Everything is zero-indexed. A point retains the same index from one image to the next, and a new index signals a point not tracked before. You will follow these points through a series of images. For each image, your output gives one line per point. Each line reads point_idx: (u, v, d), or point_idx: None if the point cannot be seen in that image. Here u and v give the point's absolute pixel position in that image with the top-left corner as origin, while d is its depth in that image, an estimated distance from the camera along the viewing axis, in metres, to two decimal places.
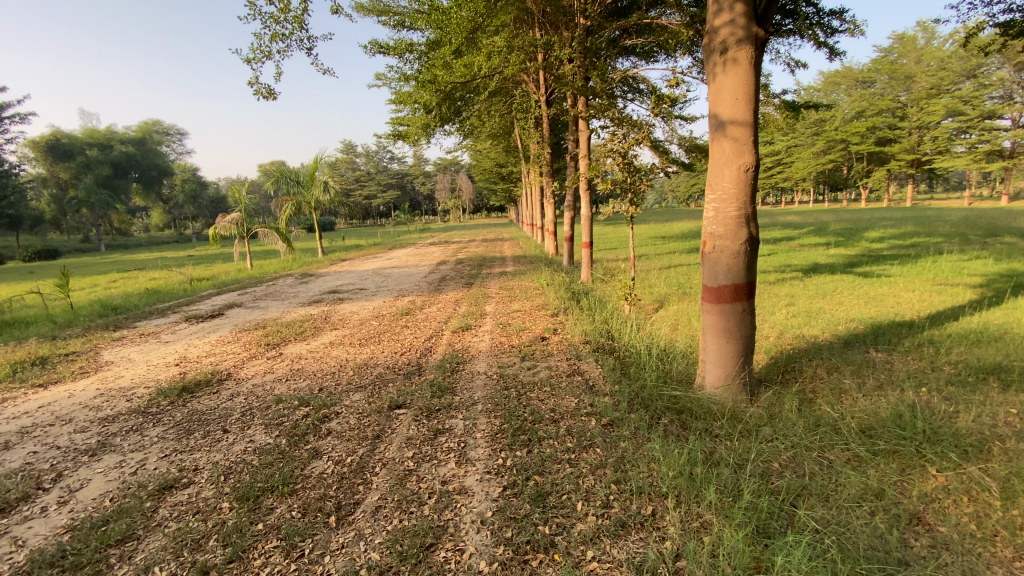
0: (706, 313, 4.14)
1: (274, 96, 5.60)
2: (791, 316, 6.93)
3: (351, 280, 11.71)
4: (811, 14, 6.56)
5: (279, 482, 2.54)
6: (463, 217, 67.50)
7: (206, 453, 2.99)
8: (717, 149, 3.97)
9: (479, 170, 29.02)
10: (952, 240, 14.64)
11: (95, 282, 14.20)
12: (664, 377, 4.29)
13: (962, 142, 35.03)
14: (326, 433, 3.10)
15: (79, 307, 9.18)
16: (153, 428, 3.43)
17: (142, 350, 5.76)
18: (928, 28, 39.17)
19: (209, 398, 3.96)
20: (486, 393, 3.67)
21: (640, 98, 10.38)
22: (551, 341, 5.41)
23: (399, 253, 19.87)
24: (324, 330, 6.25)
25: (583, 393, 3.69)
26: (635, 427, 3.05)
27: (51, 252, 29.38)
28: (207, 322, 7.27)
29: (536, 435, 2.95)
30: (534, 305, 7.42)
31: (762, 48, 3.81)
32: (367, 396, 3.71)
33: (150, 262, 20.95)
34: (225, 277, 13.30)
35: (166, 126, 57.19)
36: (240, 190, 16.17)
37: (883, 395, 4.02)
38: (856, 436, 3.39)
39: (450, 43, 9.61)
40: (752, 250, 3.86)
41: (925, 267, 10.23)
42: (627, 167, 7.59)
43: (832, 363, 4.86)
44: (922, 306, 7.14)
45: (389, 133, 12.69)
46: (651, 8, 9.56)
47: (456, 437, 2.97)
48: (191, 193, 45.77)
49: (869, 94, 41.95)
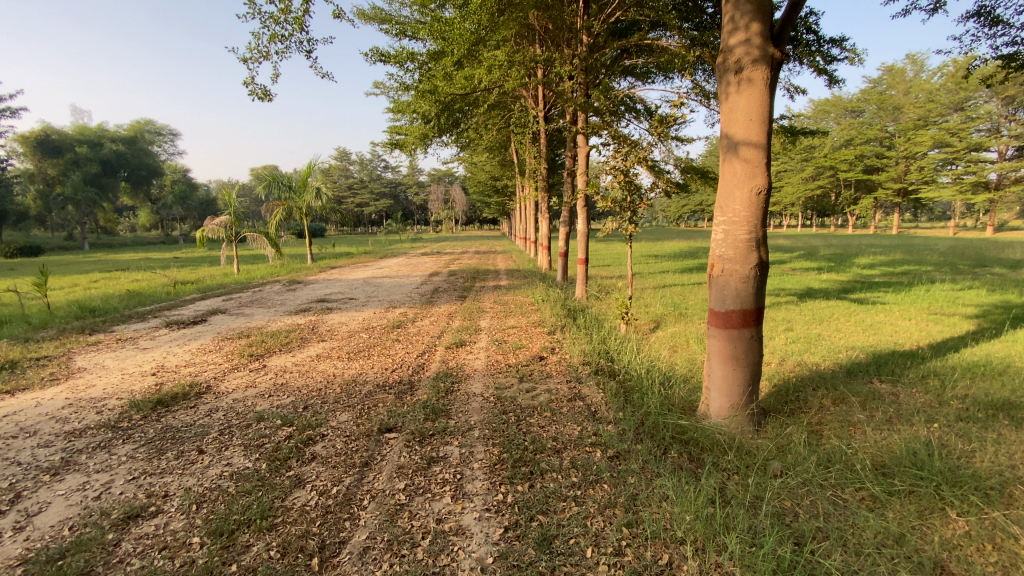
0: (711, 338, 3.99)
1: (269, 98, 5.43)
2: (791, 342, 6.82)
3: (342, 289, 11.48)
4: (812, 41, 6.58)
5: (257, 515, 2.30)
6: (455, 229, 67.49)
7: (179, 477, 2.73)
8: (727, 170, 3.85)
9: (474, 182, 29.07)
10: (942, 270, 14.74)
11: (76, 281, 13.80)
12: (667, 404, 4.11)
13: (947, 173, 35.78)
14: (310, 458, 2.87)
15: (56, 308, 8.81)
16: (123, 445, 3.17)
17: (117, 357, 5.46)
18: (916, 62, 40.22)
19: (186, 412, 3.70)
20: (482, 417, 3.45)
21: (639, 117, 10.38)
22: (549, 361, 5.22)
23: (390, 263, 19.64)
24: (311, 341, 6.00)
25: (585, 420, 3.50)
26: (643, 461, 2.87)
27: (33, 248, 28.77)
28: (189, 329, 6.98)
29: (539, 467, 2.75)
30: (530, 322, 7.23)
31: (777, 69, 3.71)
32: (355, 417, 3.48)
33: (134, 263, 20.56)
34: (211, 281, 12.98)
35: (159, 127, 56.65)
36: (231, 193, 15.89)
37: (894, 431, 3.87)
38: (871, 476, 3.22)
39: (451, 54, 9.52)
40: (762, 275, 3.73)
41: (919, 296, 10.24)
42: (627, 185, 7.49)
43: (837, 393, 4.72)
44: (922, 336, 7.06)
45: (386, 141, 12.53)
46: (653, 29, 9.59)
47: (451, 467, 2.76)
48: (181, 194, 45.18)
49: (858, 123, 42.91)
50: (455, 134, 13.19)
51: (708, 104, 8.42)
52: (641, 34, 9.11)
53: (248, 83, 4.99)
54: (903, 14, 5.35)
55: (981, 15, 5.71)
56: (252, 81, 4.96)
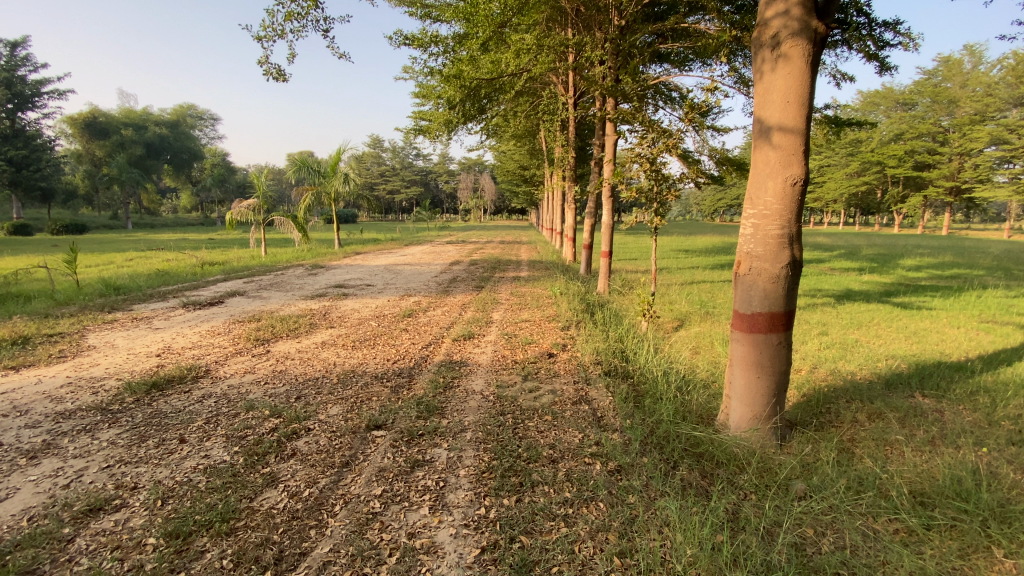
0: (735, 342, 3.66)
1: (285, 78, 5.32)
2: (824, 348, 6.36)
3: (361, 275, 11.45)
4: (862, 23, 6.03)
5: (218, 516, 2.14)
6: (483, 218, 67.68)
7: (152, 469, 2.61)
8: (760, 158, 3.48)
9: (503, 171, 28.79)
10: (996, 275, 13.68)
11: (110, 259, 14.21)
12: (683, 412, 3.82)
13: (1003, 172, 33.46)
14: (290, 454, 2.71)
15: (85, 285, 9.01)
16: (108, 430, 3.08)
17: (128, 336, 5.47)
18: (976, 52, 37.60)
19: (178, 397, 3.61)
20: (477, 418, 3.23)
21: (671, 105, 9.89)
22: (559, 358, 4.96)
23: (413, 250, 19.58)
24: (319, 328, 5.89)
25: (588, 426, 3.23)
26: (647, 477, 2.60)
27: (79, 227, 30.06)
28: (204, 310, 6.99)
29: (529, 479, 2.51)
30: (545, 316, 6.96)
31: (821, 44, 3.31)
32: (346, 411, 3.31)
33: (170, 243, 21.13)
34: (236, 263, 13.18)
35: (200, 111, 58.16)
36: (260, 176, 16.08)
37: (936, 455, 3.47)
38: (908, 506, 2.86)
39: (477, 37, 9.20)
40: (794, 276, 3.37)
41: (970, 302, 9.48)
42: (654, 175, 7.08)
43: (874, 407, 4.31)
44: (971, 346, 6.49)
45: (410, 126, 12.35)
46: (690, 13, 9.06)
47: (436, 472, 2.55)
48: (219, 177, 46.43)
49: (909, 117, 40.62)
50: (481, 120, 12.89)
51: (746, 91, 7.92)
52: (678, 16, 8.65)
53: (263, 62, 4.88)
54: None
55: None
56: (268, 60, 4.86)
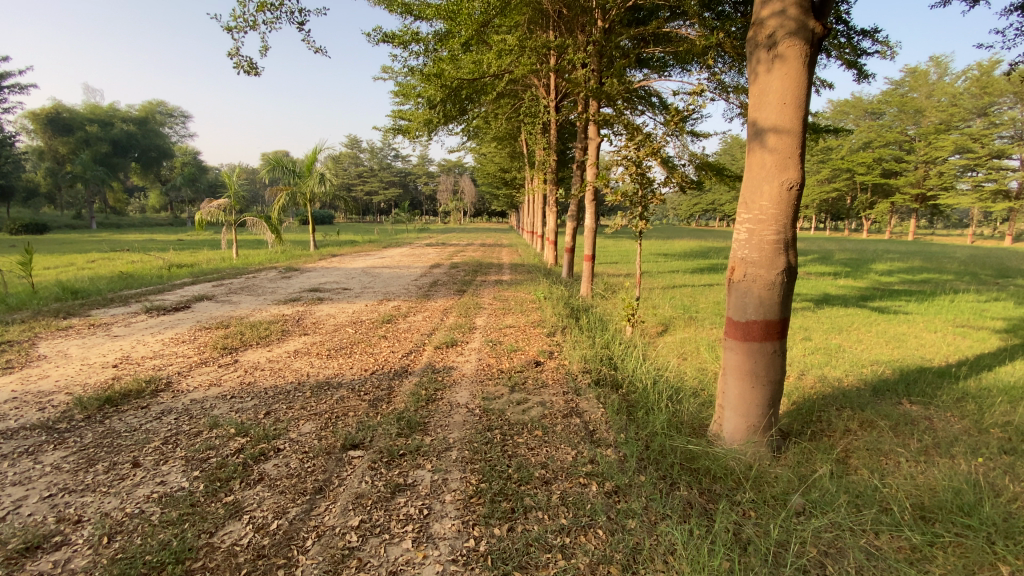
0: (728, 351, 3.53)
1: (256, 71, 5.03)
2: (809, 353, 6.34)
3: (337, 278, 11.12)
4: (842, 32, 6.07)
5: (171, 557, 1.89)
6: (463, 220, 67.40)
7: (100, 498, 2.32)
8: (755, 161, 3.37)
9: (483, 174, 28.62)
10: (964, 279, 14.10)
11: (70, 260, 13.51)
12: (676, 423, 3.68)
13: (967, 180, 34.80)
14: (257, 480, 2.47)
15: (40, 289, 8.47)
16: (53, 453, 2.77)
17: (83, 344, 5.08)
18: (941, 64, 38.98)
19: (135, 414, 3.31)
20: (462, 435, 3.02)
21: (653, 109, 9.86)
22: (546, 366, 4.78)
23: (392, 252, 19.26)
24: (292, 335, 5.58)
25: (581, 442, 3.06)
26: (646, 499, 2.45)
27: (39, 227, 28.78)
28: (169, 316, 6.59)
29: (521, 503, 2.31)
30: (530, 321, 6.77)
31: (818, 45, 3.22)
32: (320, 428, 3.06)
33: (137, 244, 20.30)
34: (206, 265, 12.67)
35: (171, 108, 56.28)
36: (232, 176, 15.53)
37: (932, 465, 3.40)
38: (912, 522, 2.76)
39: (459, 36, 8.99)
40: (789, 283, 3.26)
41: (943, 307, 9.69)
42: (639, 179, 6.99)
43: (864, 415, 4.26)
44: (949, 350, 6.56)
45: (389, 126, 12.04)
46: (672, 17, 9.05)
47: (419, 498, 2.33)
48: (189, 176, 45.07)
49: (877, 125, 41.94)
50: (461, 122, 12.70)
51: (726, 97, 7.92)
52: (660, 21, 8.62)
53: (234, 55, 4.59)
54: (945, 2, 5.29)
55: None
56: (238, 53, 4.57)
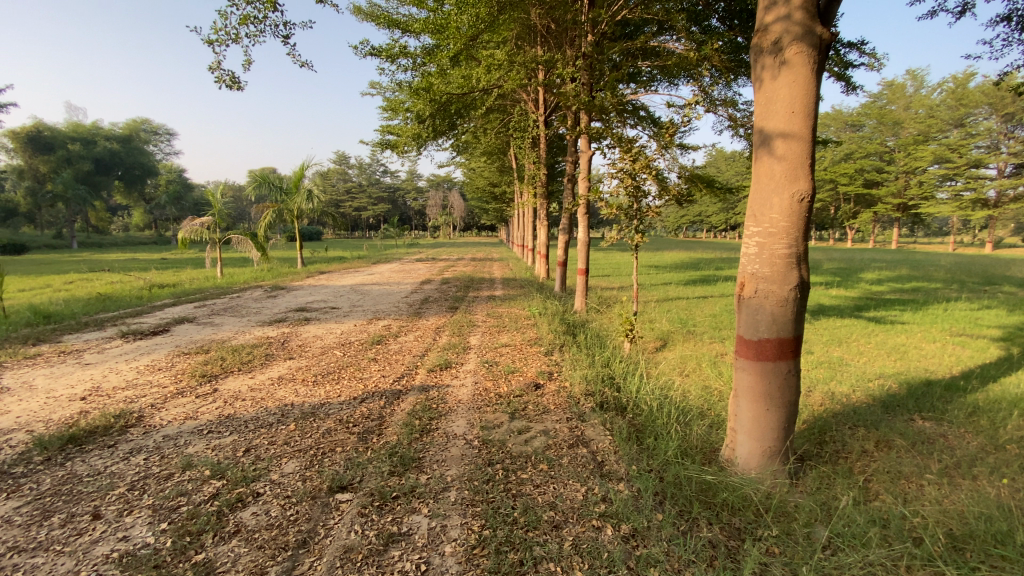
0: (740, 371, 3.33)
1: (239, 86, 4.82)
2: (813, 368, 6.17)
3: (325, 296, 10.83)
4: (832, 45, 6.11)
5: None
6: (452, 235, 67.37)
7: (52, 560, 2.04)
8: (762, 172, 3.21)
9: (472, 189, 28.58)
10: (952, 287, 14.20)
11: (46, 282, 13.04)
12: (688, 449, 3.46)
13: (946, 189, 35.51)
14: (233, 532, 2.19)
15: (11, 313, 8.07)
16: (4, 504, 2.47)
17: (51, 375, 4.75)
18: (917, 77, 39.99)
19: (100, 455, 3.01)
20: (461, 472, 2.77)
21: (643, 123, 9.80)
22: (546, 389, 4.55)
23: (381, 268, 18.97)
24: (276, 360, 5.29)
25: (590, 476, 2.84)
26: (666, 542, 2.23)
27: (17, 246, 28.00)
28: (146, 341, 6.25)
29: (531, 554, 2.07)
30: (526, 339, 6.54)
31: (825, 51, 3.08)
32: (305, 468, 2.79)
33: (119, 264, 19.78)
34: (188, 285, 12.29)
35: (156, 125, 55.51)
36: (217, 193, 15.20)
37: (958, 489, 3.21)
38: (948, 553, 2.51)
39: (447, 51, 8.86)
40: (803, 298, 3.08)
41: (938, 316, 9.66)
42: (633, 191, 6.85)
43: (879, 434, 4.08)
44: (952, 361, 6.45)
45: (377, 141, 11.83)
46: (659, 32, 9.07)
47: (416, 551, 2.08)
48: (173, 194, 44.44)
49: (858, 137, 42.76)
50: (450, 136, 12.57)
51: (715, 110, 7.88)
52: (648, 35, 8.61)
53: (215, 69, 4.38)
54: (930, 15, 5.30)
55: (1014, 18, 5.30)
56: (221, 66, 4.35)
